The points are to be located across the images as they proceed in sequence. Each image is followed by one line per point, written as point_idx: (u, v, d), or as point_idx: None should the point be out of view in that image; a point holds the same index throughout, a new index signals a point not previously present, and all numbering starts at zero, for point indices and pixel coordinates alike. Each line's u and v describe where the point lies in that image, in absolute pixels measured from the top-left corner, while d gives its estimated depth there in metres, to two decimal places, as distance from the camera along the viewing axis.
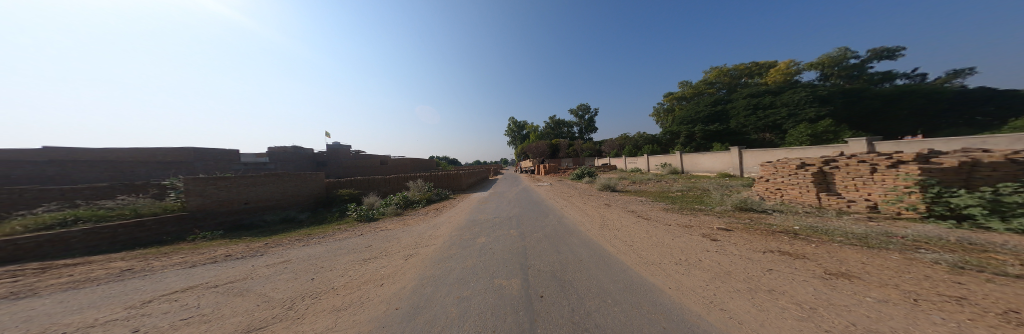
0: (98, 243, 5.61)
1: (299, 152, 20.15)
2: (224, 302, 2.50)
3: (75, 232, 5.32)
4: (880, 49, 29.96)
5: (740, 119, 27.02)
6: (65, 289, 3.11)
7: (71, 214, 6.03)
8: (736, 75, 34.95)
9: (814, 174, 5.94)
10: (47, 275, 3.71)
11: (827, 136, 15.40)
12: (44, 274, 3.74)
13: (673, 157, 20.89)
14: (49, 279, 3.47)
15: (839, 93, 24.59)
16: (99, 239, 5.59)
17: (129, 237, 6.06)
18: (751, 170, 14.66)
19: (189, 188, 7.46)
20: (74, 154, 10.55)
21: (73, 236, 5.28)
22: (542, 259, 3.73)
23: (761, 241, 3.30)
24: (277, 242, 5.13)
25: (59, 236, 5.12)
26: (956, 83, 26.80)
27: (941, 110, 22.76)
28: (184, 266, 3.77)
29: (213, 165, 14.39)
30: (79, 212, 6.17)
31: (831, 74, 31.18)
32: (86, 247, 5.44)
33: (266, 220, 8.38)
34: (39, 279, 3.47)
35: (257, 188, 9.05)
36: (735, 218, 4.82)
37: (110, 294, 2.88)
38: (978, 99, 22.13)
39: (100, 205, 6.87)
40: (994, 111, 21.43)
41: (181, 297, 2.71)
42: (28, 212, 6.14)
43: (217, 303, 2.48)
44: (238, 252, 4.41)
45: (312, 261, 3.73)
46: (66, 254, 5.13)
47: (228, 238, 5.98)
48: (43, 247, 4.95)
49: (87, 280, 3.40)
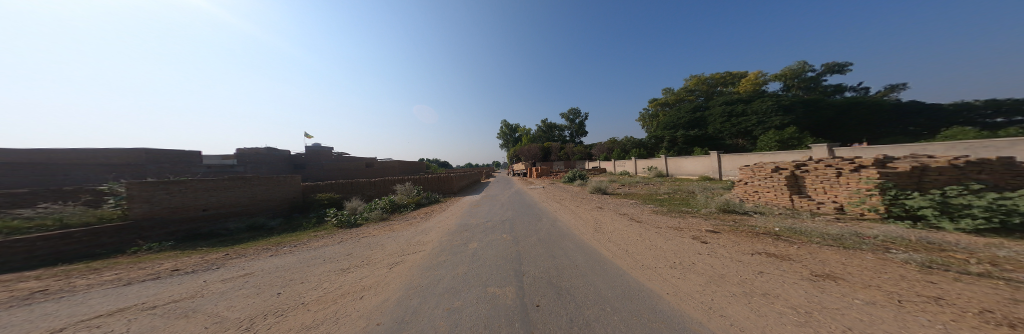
0: None
1: (272, 153, 18.76)
2: (161, 326, 2.08)
3: None
4: (831, 64, 33.53)
5: (717, 125, 28.84)
6: None
7: None
8: (712, 84, 37.33)
9: (787, 177, 6.35)
10: None
11: (792, 142, 16.80)
12: None
13: (658, 160, 21.74)
14: None
15: (800, 103, 27.02)
16: None
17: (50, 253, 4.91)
18: (730, 174, 15.56)
19: (133, 194, 6.53)
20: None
21: None
22: (537, 265, 3.59)
23: (747, 243, 3.40)
24: (241, 253, 4.58)
25: None
26: (893, 96, 30.49)
27: (882, 120, 25.73)
28: (119, 282, 3.20)
29: (171, 168, 12.91)
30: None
31: (792, 85, 34.28)
32: None
33: (230, 228, 7.52)
34: None
35: (220, 193, 8.19)
36: (721, 220, 5.00)
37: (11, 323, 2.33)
38: (912, 111, 25.17)
39: (13, 213, 5.59)
40: (923, 123, 24.61)
41: (99, 324, 2.13)
42: None
43: (152, 328, 2.02)
44: (191, 265, 3.85)
45: (281, 273, 3.33)
46: None
47: (182, 250, 5.27)
48: None
49: None
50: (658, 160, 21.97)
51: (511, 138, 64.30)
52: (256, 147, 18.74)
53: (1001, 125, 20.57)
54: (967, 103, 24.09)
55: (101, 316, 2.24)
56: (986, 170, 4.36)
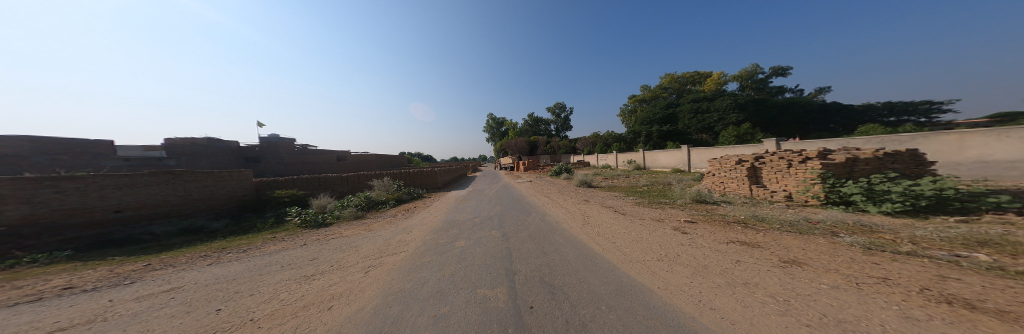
0: None
1: (216, 145, 16.14)
2: None
3: None
4: (778, 68, 37.93)
5: (685, 120, 31.24)
6: None
7: None
8: (682, 82, 40.03)
9: (747, 169, 7.05)
10: None
11: (748, 136, 18.83)
12: None
13: (636, 153, 23.04)
14: None
15: (754, 102, 30.27)
16: None
17: None
18: (697, 166, 17.03)
19: (3, 193, 5.07)
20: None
21: None
22: (529, 263, 3.50)
23: (722, 232, 3.65)
24: (169, 263, 3.77)
25: None
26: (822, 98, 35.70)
27: (813, 118, 30.10)
28: None
29: (73, 161, 10.42)
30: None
31: (747, 86, 38.15)
32: None
33: (157, 233, 6.25)
34: None
35: (139, 190, 6.76)
36: (696, 210, 5.36)
37: None
38: (835, 111, 29.81)
39: None
40: (841, 121, 29.36)
41: None
42: None
43: None
44: (92, 281, 3.04)
45: (223, 286, 2.78)
46: None
47: (91, 261, 4.24)
48: None
49: None
50: (636, 154, 23.28)
51: (496, 131, 63.31)
52: (193, 137, 15.90)
53: (895, 123, 25.36)
54: (872, 105, 29.14)
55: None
56: (898, 160, 5.21)
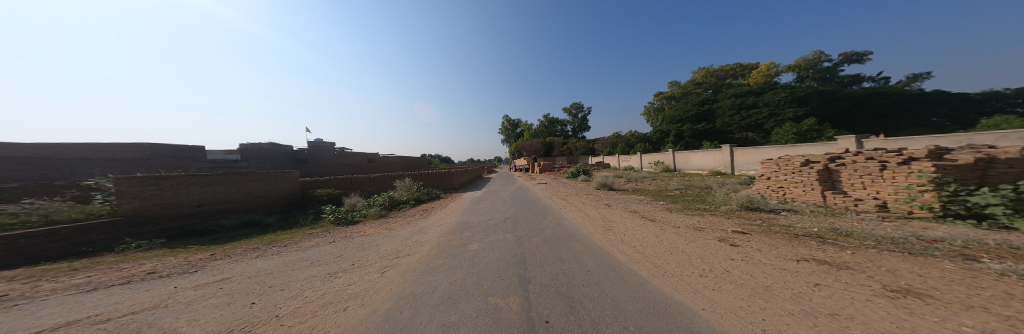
0: None
1: (275, 149, 18.82)
2: None
3: None
4: (851, 53, 31.58)
5: (726, 118, 27.75)
6: None
7: None
8: (721, 75, 35.76)
9: (819, 172, 5.87)
10: None
11: (812, 134, 15.86)
12: None
13: (665, 154, 21.06)
14: None
15: (817, 95, 25.59)
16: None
17: (36, 250, 4.76)
18: (742, 168, 14.89)
19: (122, 189, 6.36)
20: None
21: None
22: (544, 270, 3.24)
23: (787, 247, 2.96)
24: (227, 254, 4.26)
25: None
26: (917, 86, 28.78)
27: (903, 111, 24.35)
28: (83, 288, 2.84)
29: (175, 163, 13.01)
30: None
31: (808, 76, 32.42)
32: None
33: (225, 225, 7.36)
34: None
35: (215, 188, 8.04)
36: (745, 219, 4.54)
37: None
38: (935, 101, 23.77)
39: None
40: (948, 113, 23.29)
41: None
42: None
43: None
44: (169, 268, 3.55)
45: (261, 279, 3.00)
46: None
47: (173, 248, 5.09)
48: None
49: None
50: (666, 155, 21.28)
51: (512, 133, 63.51)
52: (258, 143, 18.75)
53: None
54: (997, 92, 22.57)
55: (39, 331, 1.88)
56: None
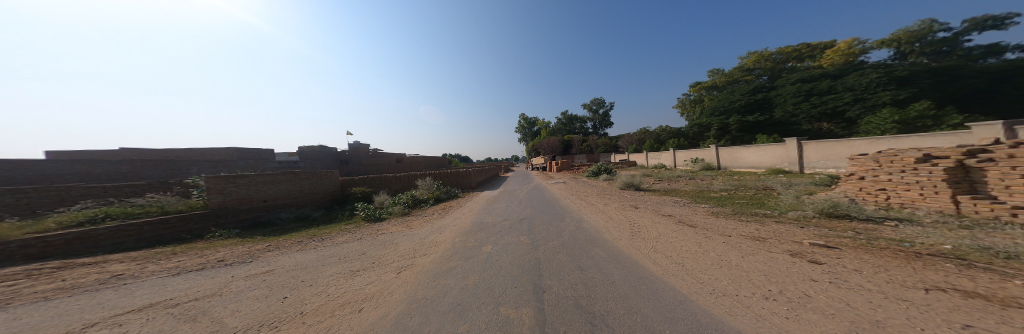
0: (125, 240, 5.72)
1: (324, 151, 21.56)
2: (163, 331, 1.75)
3: (102, 230, 5.42)
4: (983, 17, 23.84)
5: (788, 107, 23.37)
6: (34, 302, 2.39)
7: (101, 211, 6.18)
8: (780, 59, 30.33)
9: (949, 169, 4.48)
10: (53, 269, 3.57)
11: (922, 122, 12.31)
12: (40, 273, 3.40)
13: (708, 150, 18.50)
14: (40, 281, 3.07)
15: (929, 72, 19.81)
16: (125, 236, 5.71)
17: (154, 234, 6.17)
18: (814, 165, 12.24)
19: (211, 186, 7.73)
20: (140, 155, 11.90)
21: (100, 233, 5.39)
22: (560, 279, 2.94)
23: (904, 270, 2.14)
24: (279, 245, 4.78)
25: (87, 233, 5.23)
26: None
27: None
28: (167, 272, 3.34)
29: (253, 163, 15.83)
30: (111, 209, 6.33)
31: (911, 51, 25.41)
32: (114, 244, 5.56)
33: (282, 218, 8.55)
34: (32, 276, 3.29)
35: (276, 186, 9.38)
36: (826, 230, 3.56)
37: (52, 308, 2.20)
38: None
39: (132, 203, 7.05)
40: None
41: (129, 321, 1.91)
42: (68, 210, 6.36)
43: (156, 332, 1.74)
44: (233, 257, 4.01)
45: (296, 274, 3.20)
46: (93, 251, 5.24)
47: (241, 237, 6.03)
48: (72, 243, 5.08)
49: (66, 288, 2.78)
50: (707, 152, 18.76)
51: (531, 132, 62.80)
52: (311, 146, 21.72)
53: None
54: None
55: (125, 313, 2.07)
56: None
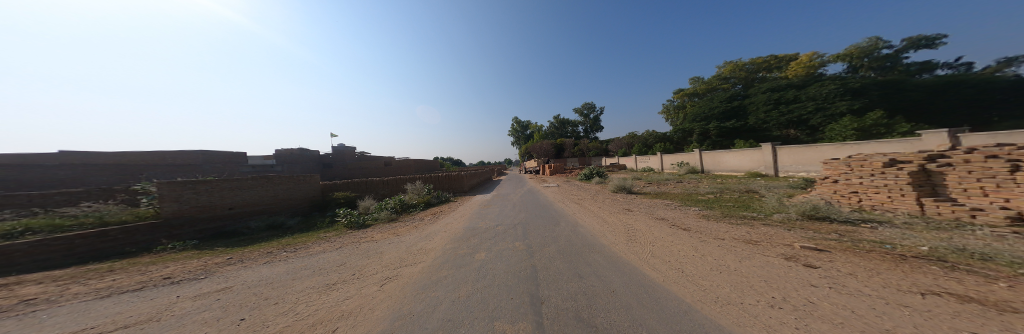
0: (51, 257, 4.90)
1: (305, 154, 20.32)
2: None
3: (20, 245, 4.62)
4: (918, 37, 27.03)
5: (760, 114, 25.00)
6: None
7: (21, 224, 5.29)
8: (752, 69, 32.61)
9: (913, 173, 4.83)
10: None
11: (877, 129, 13.50)
12: None
13: (692, 154, 19.32)
14: None
15: (877, 85, 22.02)
16: (51, 252, 4.90)
17: (89, 249, 5.35)
18: (788, 169, 13.05)
19: (164, 193, 6.94)
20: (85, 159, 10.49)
21: (17, 250, 4.59)
22: (559, 289, 2.77)
23: (895, 273, 2.17)
24: (243, 257, 4.25)
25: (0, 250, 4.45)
26: (1010, 71, 23.76)
27: (994, 102, 19.99)
28: (94, 294, 2.81)
29: (223, 167, 14.56)
30: (34, 221, 5.44)
31: (861, 65, 28.22)
32: (36, 262, 4.75)
33: (252, 227, 7.78)
34: None
35: (245, 192, 8.57)
36: (812, 232, 3.66)
37: None
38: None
39: (63, 213, 6.14)
40: None
41: None
42: None
43: None
44: (183, 273, 3.46)
45: (260, 290, 2.78)
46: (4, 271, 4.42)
47: (200, 248, 5.36)
48: None
49: None
50: (691, 156, 19.56)
51: (523, 135, 62.90)
52: (291, 148, 20.41)
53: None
54: None
55: None
56: None
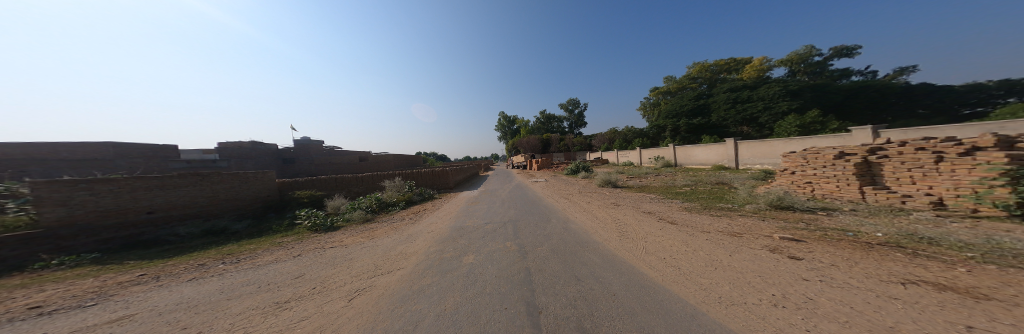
0: None
1: (259, 148, 17.71)
2: None
3: None
4: (842, 47, 31.48)
5: (721, 112, 27.40)
6: None
7: None
8: (715, 70, 35.53)
9: (858, 164, 5.60)
10: None
11: (815, 126, 15.51)
12: None
13: (666, 149, 20.64)
14: None
15: (810, 88, 25.34)
16: None
17: None
18: (747, 161, 14.51)
19: (41, 196, 5.27)
20: None
21: None
22: (556, 295, 2.52)
23: (870, 262, 2.35)
24: (165, 273, 3.37)
25: None
26: (903, 80, 28.88)
27: (892, 105, 24.18)
28: None
29: (145, 164, 11.94)
30: None
31: (798, 70, 32.20)
32: None
33: (181, 234, 6.48)
34: None
35: (169, 192, 7.10)
36: (783, 222, 3.96)
37: None
38: (922, 92, 23.88)
39: None
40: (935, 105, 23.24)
41: None
42: None
43: None
44: (66, 298, 2.54)
45: (179, 316, 2.05)
46: None
47: (105, 264, 4.23)
48: None
49: None
50: (665, 150, 20.92)
51: (508, 130, 62.17)
52: (240, 141, 17.60)
53: (980, 114, 21.12)
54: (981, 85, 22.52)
55: None
56: None
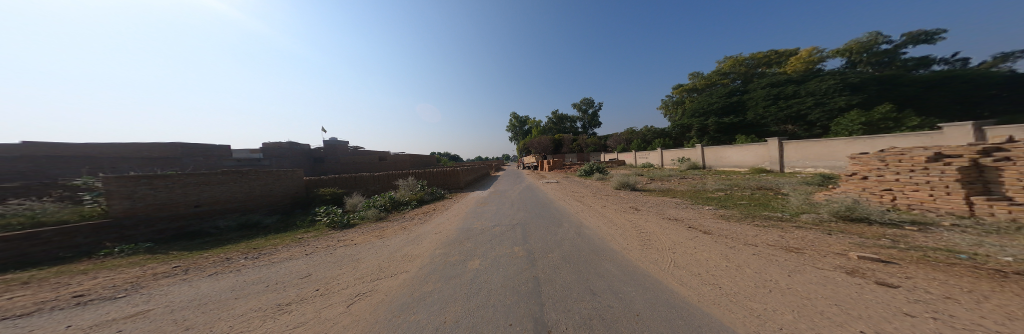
0: None
1: (295, 148, 19.46)
2: None
3: None
4: (917, 32, 26.58)
5: (758, 110, 24.52)
6: None
7: None
8: (752, 64, 32.07)
9: (963, 169, 4.56)
10: None
11: (886, 123, 13.07)
12: None
13: (694, 150, 18.92)
14: None
15: (876, 80, 21.64)
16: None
17: (14, 253, 4.49)
18: (795, 164, 12.70)
19: (111, 190, 6.10)
20: (51, 148, 9.73)
21: None
22: (568, 312, 2.18)
23: (1011, 297, 1.70)
24: (193, 265, 3.61)
25: None
26: (1006, 67, 23.56)
27: (992, 97, 19.78)
28: None
29: (204, 162, 13.68)
30: None
31: (859, 61, 27.69)
32: None
33: (221, 226, 7.16)
34: None
35: (213, 187, 7.90)
36: (858, 237, 3.20)
37: None
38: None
39: None
40: None
41: None
42: None
43: None
44: (105, 288, 2.75)
45: (185, 315, 2.05)
46: None
47: (153, 253, 4.72)
48: None
49: None
50: (692, 152, 19.19)
51: (521, 130, 61.88)
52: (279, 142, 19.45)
53: None
54: None
55: None
56: None
